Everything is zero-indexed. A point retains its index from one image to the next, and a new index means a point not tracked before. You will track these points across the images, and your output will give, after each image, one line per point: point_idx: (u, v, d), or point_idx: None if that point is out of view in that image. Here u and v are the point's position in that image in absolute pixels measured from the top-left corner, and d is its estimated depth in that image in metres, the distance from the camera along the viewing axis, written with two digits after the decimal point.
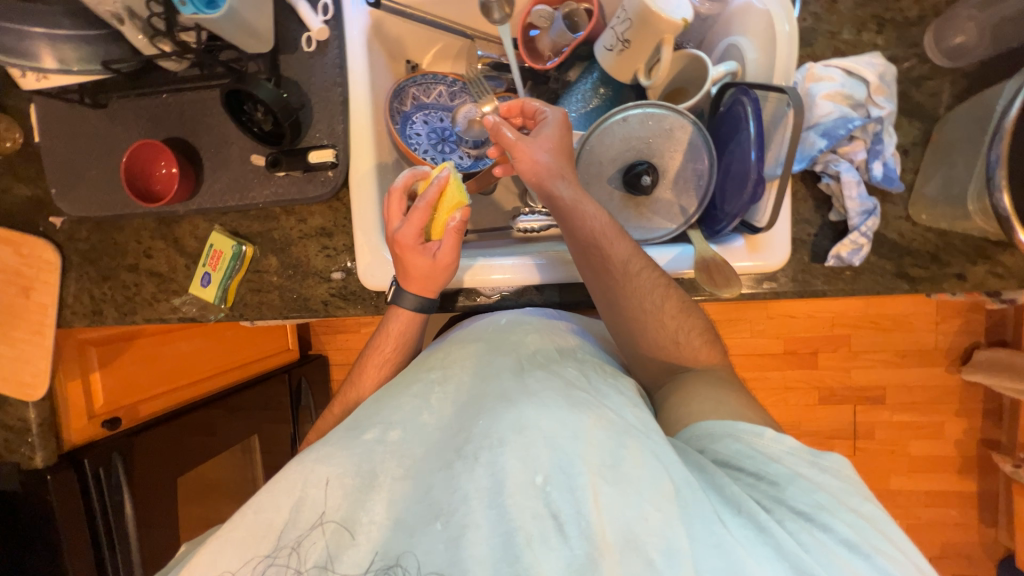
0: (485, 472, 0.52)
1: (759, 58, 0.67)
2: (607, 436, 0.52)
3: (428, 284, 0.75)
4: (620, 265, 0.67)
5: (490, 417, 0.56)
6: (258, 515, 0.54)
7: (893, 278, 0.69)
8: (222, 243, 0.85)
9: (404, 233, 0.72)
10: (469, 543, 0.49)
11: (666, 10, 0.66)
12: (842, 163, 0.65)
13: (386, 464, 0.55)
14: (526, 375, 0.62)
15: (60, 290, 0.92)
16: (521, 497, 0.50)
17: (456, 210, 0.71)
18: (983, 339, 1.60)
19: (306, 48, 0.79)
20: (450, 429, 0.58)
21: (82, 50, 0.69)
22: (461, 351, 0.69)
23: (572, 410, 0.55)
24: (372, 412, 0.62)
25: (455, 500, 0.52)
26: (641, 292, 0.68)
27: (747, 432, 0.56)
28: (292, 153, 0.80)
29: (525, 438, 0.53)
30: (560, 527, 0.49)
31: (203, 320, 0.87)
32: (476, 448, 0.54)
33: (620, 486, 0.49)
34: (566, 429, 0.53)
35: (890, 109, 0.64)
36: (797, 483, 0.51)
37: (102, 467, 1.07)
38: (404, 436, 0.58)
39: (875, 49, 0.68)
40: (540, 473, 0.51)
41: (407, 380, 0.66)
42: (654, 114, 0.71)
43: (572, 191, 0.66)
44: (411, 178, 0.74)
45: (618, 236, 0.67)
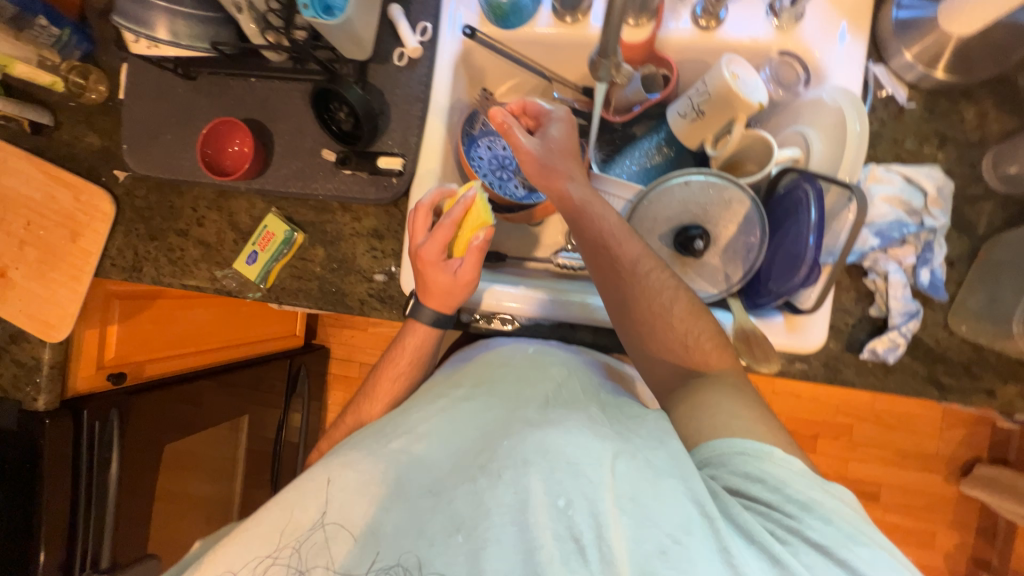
0: (510, 491, 0.54)
1: (825, 150, 0.71)
2: (631, 471, 0.53)
3: (451, 298, 0.77)
4: (631, 262, 0.68)
5: (515, 441, 0.58)
6: (280, 511, 0.58)
7: (923, 382, 0.70)
8: (275, 226, 0.87)
9: (428, 249, 0.74)
10: (489, 558, 0.51)
11: (744, 91, 0.70)
12: (892, 264, 0.68)
13: (408, 474, 0.58)
14: (550, 406, 0.64)
15: (106, 241, 0.94)
16: (543, 517, 0.52)
17: (480, 228, 0.73)
18: (985, 454, 1.59)
19: (396, 62, 0.83)
20: (473, 447, 0.60)
21: (194, 28, 0.74)
22: (488, 372, 0.73)
23: (598, 440, 0.56)
24: (396, 423, 0.65)
25: (477, 515, 0.54)
26: (652, 292, 0.67)
27: (755, 453, 0.55)
28: (363, 155, 0.83)
29: (549, 462, 0.55)
30: (580, 551, 0.50)
31: (240, 296, 0.89)
32: (500, 466, 0.56)
33: (641, 520, 0.50)
34: (589, 457, 0.54)
35: (943, 222, 0.67)
36: (812, 513, 0.50)
37: (98, 422, 1.05)
38: (426, 448, 0.60)
39: (934, 162, 0.72)
40: (563, 497, 0.53)
41: (434, 395, 0.70)
42: (715, 183, 0.74)
43: (583, 192, 0.71)
44: (438, 197, 0.76)
45: (627, 234, 0.70)
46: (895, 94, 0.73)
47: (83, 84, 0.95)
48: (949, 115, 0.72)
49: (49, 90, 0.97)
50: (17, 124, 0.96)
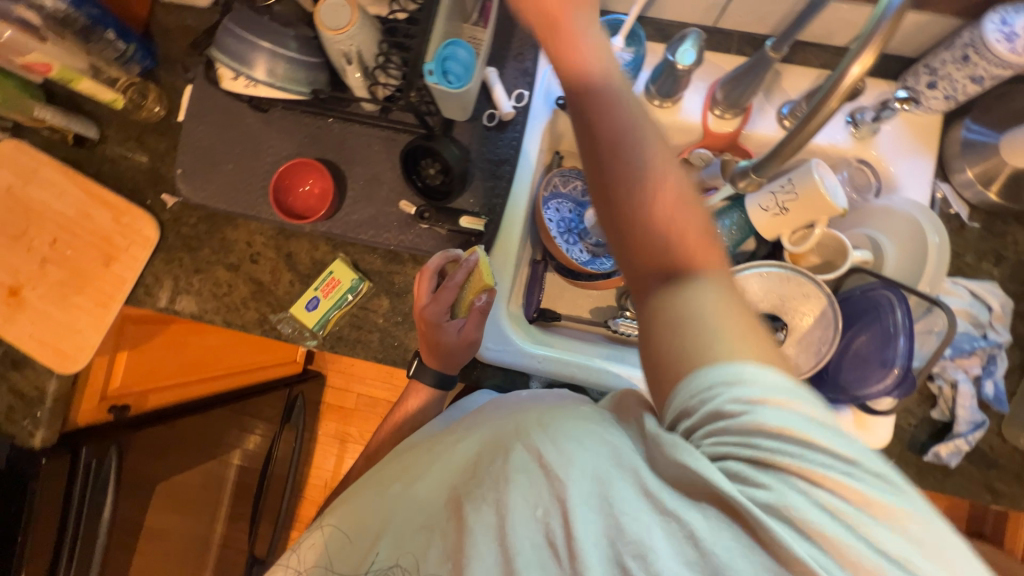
0: (491, 511, 0.50)
1: (900, 258, 0.75)
2: (598, 460, 0.47)
3: (455, 357, 0.78)
4: (651, 156, 0.49)
5: (495, 462, 0.54)
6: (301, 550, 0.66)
7: (980, 487, 0.73)
8: (342, 273, 0.83)
9: (431, 309, 0.75)
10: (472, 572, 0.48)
11: (830, 195, 0.73)
12: (960, 373, 0.72)
13: (401, 502, 0.61)
14: (544, 412, 0.56)
15: (145, 268, 0.88)
16: (524, 528, 0.48)
17: (483, 291, 0.74)
18: (964, 526, 1.66)
19: (485, 123, 0.83)
20: (465, 475, 0.57)
21: (292, 70, 0.72)
22: (482, 409, 0.67)
23: (573, 445, 0.49)
24: (404, 462, 0.67)
25: (461, 539, 0.51)
26: (657, 171, 0.49)
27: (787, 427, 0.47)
28: (443, 210, 0.81)
29: (529, 479, 0.49)
30: (557, 558, 0.46)
31: (292, 343, 0.84)
32: (484, 489, 0.52)
33: (609, 510, 0.44)
34: (560, 462, 0.48)
35: (1007, 337, 0.72)
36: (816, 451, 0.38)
37: (96, 459, 0.94)
38: (424, 486, 0.60)
39: (992, 278, 0.77)
40: (541, 508, 0.47)
41: (431, 438, 0.69)
42: (789, 276, 0.77)
43: (598, 54, 0.53)
44: (442, 258, 0.76)
45: (652, 132, 0.51)
46: (959, 212, 0.79)
47: (140, 102, 0.89)
48: (1004, 236, 0.78)
49: (99, 103, 0.92)
50: (59, 135, 0.90)
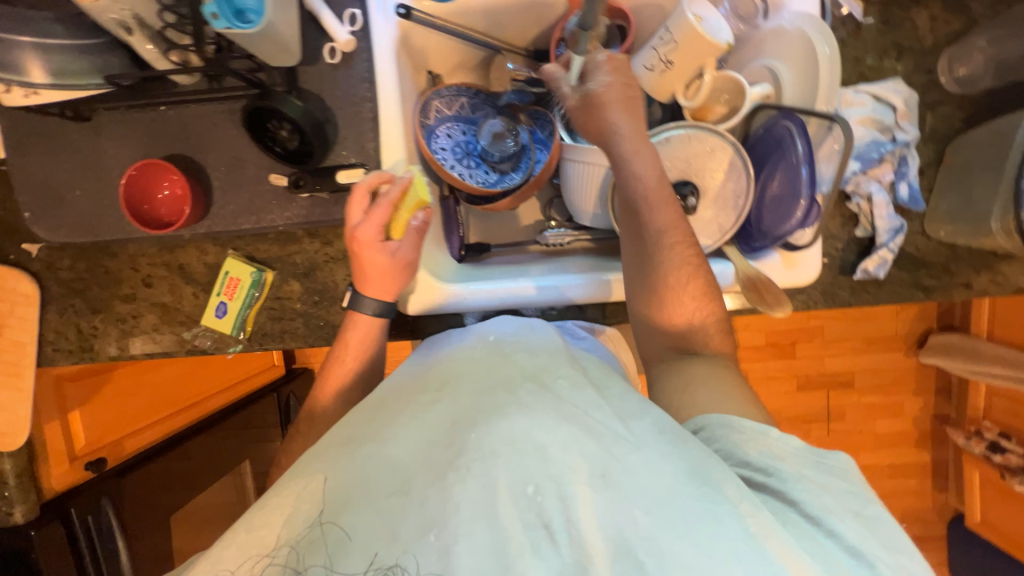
0: (478, 485, 0.48)
1: (796, 82, 0.70)
2: (599, 444, 0.49)
3: (397, 279, 0.73)
4: (644, 217, 0.67)
5: (479, 430, 0.51)
6: (249, 535, 0.50)
7: (911, 288, 0.75)
8: (239, 270, 0.78)
9: (364, 231, 0.70)
10: (461, 554, 0.45)
11: (710, 33, 0.67)
12: (873, 184, 0.70)
13: (378, 475, 0.50)
14: (525, 382, 0.56)
15: (41, 326, 0.82)
16: (512, 506, 0.47)
17: (419, 209, 0.72)
18: (935, 325, 1.73)
19: (329, 60, 0.74)
20: (441, 442, 0.52)
21: (79, 62, 0.62)
22: (449, 370, 0.61)
23: (564, 424, 0.51)
24: (367, 425, 0.56)
25: (446, 511, 0.47)
26: (670, 266, 0.66)
27: (757, 431, 0.55)
28: (318, 173, 0.74)
29: (518, 450, 0.49)
30: (551, 536, 0.46)
31: (219, 354, 0.81)
32: (469, 459, 0.49)
33: (613, 494, 0.47)
34: (556, 439, 0.49)
35: (914, 134, 0.70)
36: (801, 485, 0.50)
37: (91, 515, 0.97)
38: (398, 449, 0.52)
39: (896, 75, 0.73)
40: (531, 483, 0.48)
41: (397, 403, 0.58)
42: (694, 134, 0.73)
43: (628, 145, 0.68)
44: (375, 178, 0.71)
45: (661, 201, 0.67)
46: (851, 11, 0.72)
47: None
48: (903, 24, 0.73)
49: None
50: None
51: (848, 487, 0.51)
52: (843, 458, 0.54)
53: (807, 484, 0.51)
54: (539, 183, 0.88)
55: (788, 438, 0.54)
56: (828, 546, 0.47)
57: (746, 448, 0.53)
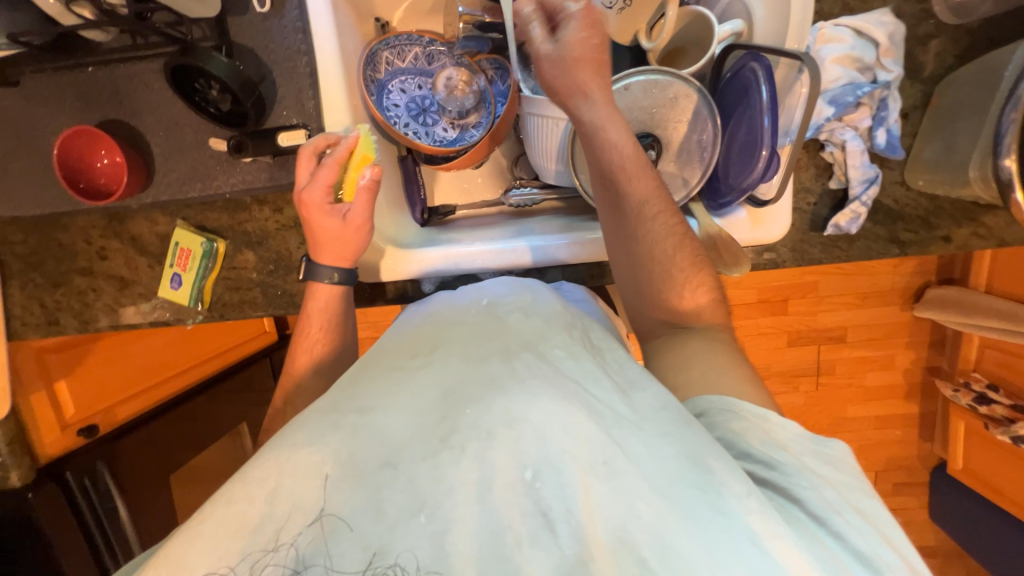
0: (472, 465, 0.43)
1: (768, 17, 0.63)
2: (602, 425, 0.44)
3: (353, 246, 0.69)
4: (621, 190, 0.62)
5: (475, 406, 0.46)
6: (230, 507, 0.44)
7: (886, 244, 0.71)
8: (189, 241, 0.77)
9: (311, 193, 0.67)
10: (456, 541, 0.40)
11: None
12: (848, 131, 0.65)
13: (364, 450, 0.45)
14: (521, 352, 0.51)
15: (5, 301, 0.83)
16: (507, 493, 0.42)
17: (366, 166, 0.67)
18: (934, 278, 1.67)
19: (258, 9, 0.69)
20: (431, 415, 0.47)
21: None
22: (440, 332, 0.58)
23: (565, 401, 0.45)
24: (353, 391, 0.50)
25: (439, 492, 0.42)
26: (653, 239, 0.62)
27: (755, 414, 0.50)
28: (259, 136, 0.70)
29: (514, 432, 0.44)
30: (549, 525, 0.41)
31: (180, 325, 0.81)
32: (464, 438, 0.44)
33: (617, 481, 0.42)
34: (557, 418, 0.44)
35: (897, 72, 0.64)
36: (806, 477, 0.46)
37: (87, 477, 1.02)
38: (389, 421, 0.47)
39: (884, 4, 0.66)
40: (530, 467, 0.42)
41: (384, 366, 0.54)
42: (656, 81, 0.67)
43: (597, 111, 0.62)
44: (322, 140, 0.68)
45: (638, 171, 0.62)
46: None
47: None
48: None
49: None
50: None
51: (848, 481, 0.47)
52: (840, 449, 0.50)
53: (813, 478, 0.46)
54: (496, 139, 0.82)
55: (788, 425, 0.50)
56: (832, 547, 0.42)
57: (753, 433, 0.49)
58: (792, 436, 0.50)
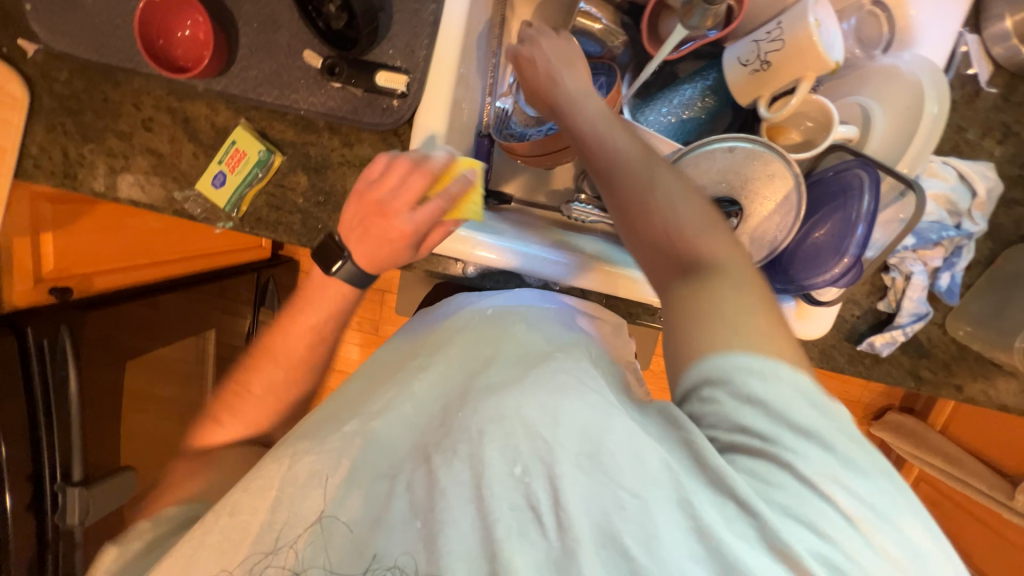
0: (464, 468, 0.45)
1: (886, 134, 0.64)
2: (589, 413, 0.45)
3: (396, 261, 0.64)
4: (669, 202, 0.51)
5: (467, 411, 0.49)
6: (233, 519, 0.48)
7: (904, 374, 0.73)
8: (246, 144, 0.72)
9: (387, 218, 0.61)
10: (448, 539, 0.43)
11: (823, 46, 0.60)
12: (917, 265, 0.67)
13: (366, 455, 0.50)
14: (523, 361, 0.54)
15: (24, 136, 0.75)
16: (500, 488, 0.43)
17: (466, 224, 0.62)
18: (898, 405, 1.73)
19: None
20: (431, 421, 0.51)
21: None
22: (446, 336, 0.62)
23: (554, 396, 0.47)
24: (353, 402, 0.56)
25: (433, 495, 0.45)
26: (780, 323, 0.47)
27: (761, 373, 0.39)
28: (357, 65, 0.68)
29: (504, 427, 0.46)
30: (538, 519, 0.42)
31: (207, 225, 0.76)
32: (454, 441, 0.47)
33: (600, 476, 0.42)
34: (547, 415, 0.45)
35: (981, 227, 0.66)
36: (816, 441, 0.38)
37: (47, 339, 0.92)
38: (385, 426, 0.51)
39: (989, 158, 0.68)
40: (520, 463, 0.44)
41: (390, 370, 0.60)
42: (760, 153, 0.67)
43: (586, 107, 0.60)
44: (435, 164, 0.61)
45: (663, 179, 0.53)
46: (977, 74, 0.67)
47: None
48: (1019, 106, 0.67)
49: None
50: None
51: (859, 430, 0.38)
52: None
53: (822, 441, 0.38)
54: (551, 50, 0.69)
55: (797, 374, 0.39)
56: (829, 513, 0.36)
57: (746, 393, 0.39)
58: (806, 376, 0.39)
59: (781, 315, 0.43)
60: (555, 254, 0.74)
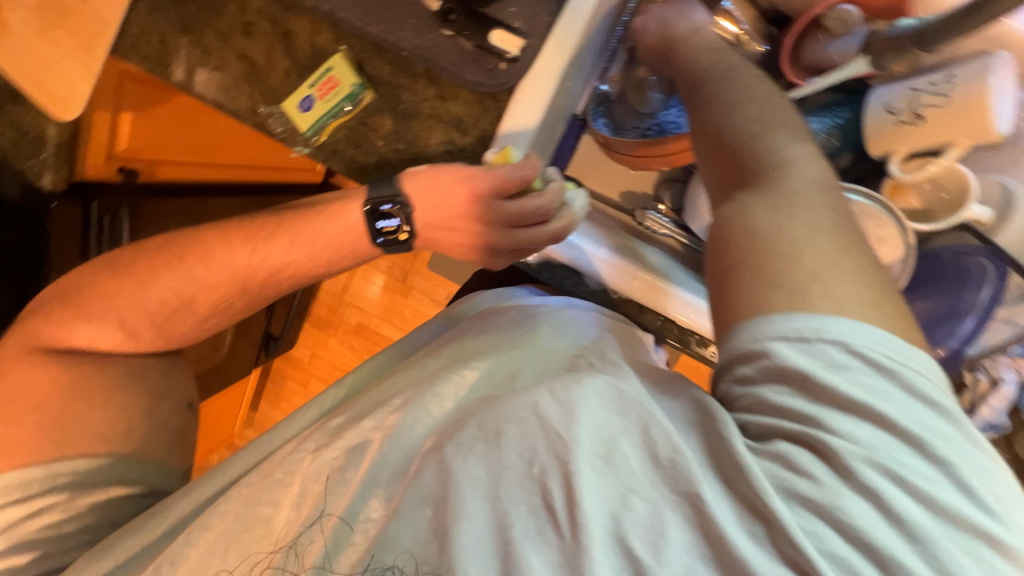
0: (479, 463, 0.44)
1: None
2: (603, 413, 0.43)
3: (466, 252, 0.72)
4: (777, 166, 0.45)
5: (487, 407, 0.48)
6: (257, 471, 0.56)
7: None
8: (342, 72, 0.69)
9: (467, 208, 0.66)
10: (461, 535, 0.42)
11: (998, 116, 0.53)
12: (1008, 372, 0.61)
13: (387, 453, 0.52)
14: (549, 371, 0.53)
15: (126, 13, 0.74)
16: (517, 489, 0.42)
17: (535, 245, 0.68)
18: None
19: None
20: (450, 420, 0.52)
21: None
22: (476, 338, 0.62)
23: (569, 389, 0.45)
24: (379, 399, 0.59)
25: (447, 486, 0.45)
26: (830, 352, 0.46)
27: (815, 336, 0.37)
28: (474, 17, 0.65)
29: (523, 422, 0.44)
30: (553, 522, 0.40)
31: (285, 146, 0.74)
32: (467, 435, 0.46)
33: (614, 480, 0.40)
34: (561, 409, 0.44)
35: None
36: (858, 422, 0.36)
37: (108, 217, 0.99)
38: (405, 421, 0.53)
39: None
40: (537, 462, 0.42)
41: (416, 366, 0.61)
42: (877, 212, 0.60)
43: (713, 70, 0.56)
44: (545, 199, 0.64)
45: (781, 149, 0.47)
46: None
47: None
48: None
49: None
50: None
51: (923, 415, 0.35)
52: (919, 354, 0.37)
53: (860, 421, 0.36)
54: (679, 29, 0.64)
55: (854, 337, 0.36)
56: (870, 519, 0.34)
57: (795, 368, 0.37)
58: (854, 341, 0.37)
59: (853, 270, 0.39)
60: (620, 261, 0.69)
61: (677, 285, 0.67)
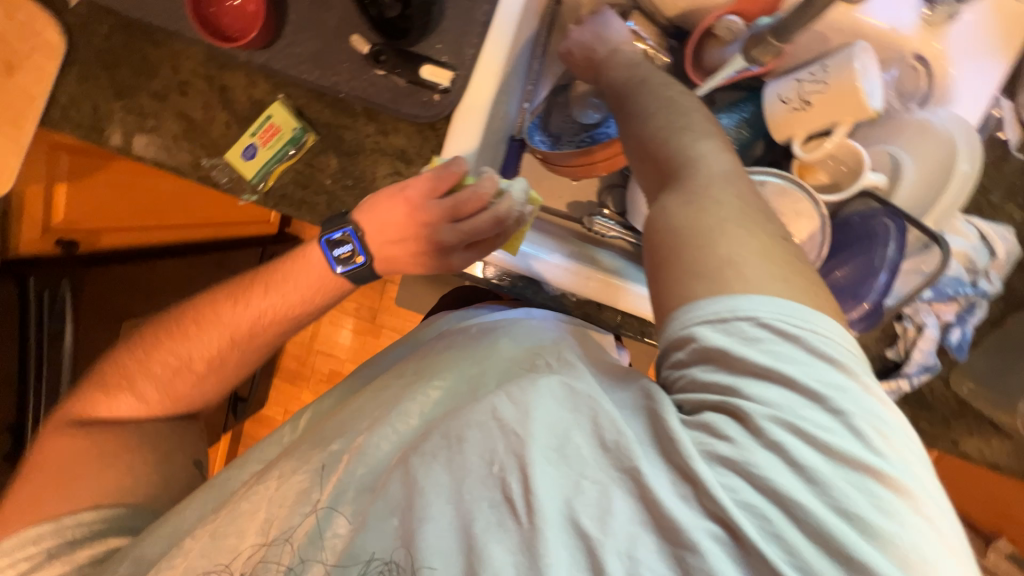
0: (443, 469, 0.46)
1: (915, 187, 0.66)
2: (557, 406, 0.45)
3: (423, 259, 0.72)
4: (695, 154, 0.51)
5: (449, 416, 0.50)
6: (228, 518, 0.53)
7: None
8: (282, 119, 0.72)
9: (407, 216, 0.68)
10: (426, 536, 0.44)
11: (869, 94, 0.61)
12: (930, 317, 0.69)
13: (355, 469, 0.54)
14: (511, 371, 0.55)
15: (56, 84, 0.74)
16: (478, 487, 0.44)
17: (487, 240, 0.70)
18: None
19: None
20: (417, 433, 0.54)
21: None
22: (438, 352, 0.63)
23: (526, 389, 0.47)
24: (351, 419, 0.60)
25: (412, 493, 0.47)
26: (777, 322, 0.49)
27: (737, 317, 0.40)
28: (405, 55, 0.69)
29: (482, 425, 0.46)
30: (511, 512, 0.42)
31: (230, 196, 0.74)
32: (431, 443, 0.48)
33: (567, 466, 0.42)
34: (518, 408, 0.46)
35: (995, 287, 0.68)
36: (772, 391, 0.39)
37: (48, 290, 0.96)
38: (375, 439, 0.55)
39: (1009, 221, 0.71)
40: (495, 461, 0.44)
41: (382, 385, 0.62)
42: (788, 189, 0.67)
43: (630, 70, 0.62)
44: (480, 191, 0.66)
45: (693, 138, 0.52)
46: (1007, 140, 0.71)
47: None
48: None
49: None
50: None
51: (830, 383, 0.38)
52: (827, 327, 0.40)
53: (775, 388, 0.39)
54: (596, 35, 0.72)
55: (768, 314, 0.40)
56: (785, 478, 0.37)
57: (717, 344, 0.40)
58: (765, 315, 0.40)
59: (765, 244, 0.43)
60: (573, 265, 0.72)
61: (630, 281, 0.71)
